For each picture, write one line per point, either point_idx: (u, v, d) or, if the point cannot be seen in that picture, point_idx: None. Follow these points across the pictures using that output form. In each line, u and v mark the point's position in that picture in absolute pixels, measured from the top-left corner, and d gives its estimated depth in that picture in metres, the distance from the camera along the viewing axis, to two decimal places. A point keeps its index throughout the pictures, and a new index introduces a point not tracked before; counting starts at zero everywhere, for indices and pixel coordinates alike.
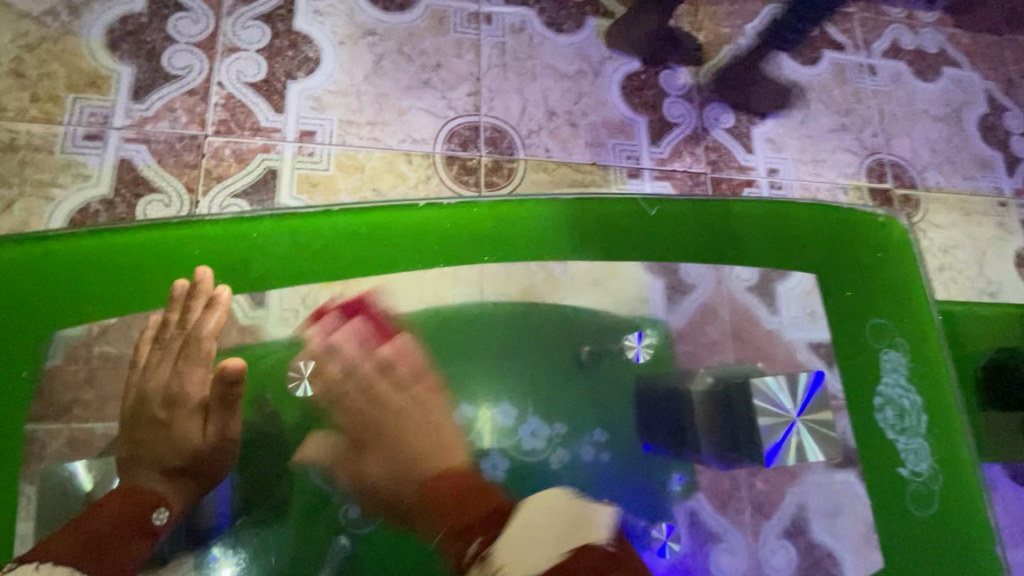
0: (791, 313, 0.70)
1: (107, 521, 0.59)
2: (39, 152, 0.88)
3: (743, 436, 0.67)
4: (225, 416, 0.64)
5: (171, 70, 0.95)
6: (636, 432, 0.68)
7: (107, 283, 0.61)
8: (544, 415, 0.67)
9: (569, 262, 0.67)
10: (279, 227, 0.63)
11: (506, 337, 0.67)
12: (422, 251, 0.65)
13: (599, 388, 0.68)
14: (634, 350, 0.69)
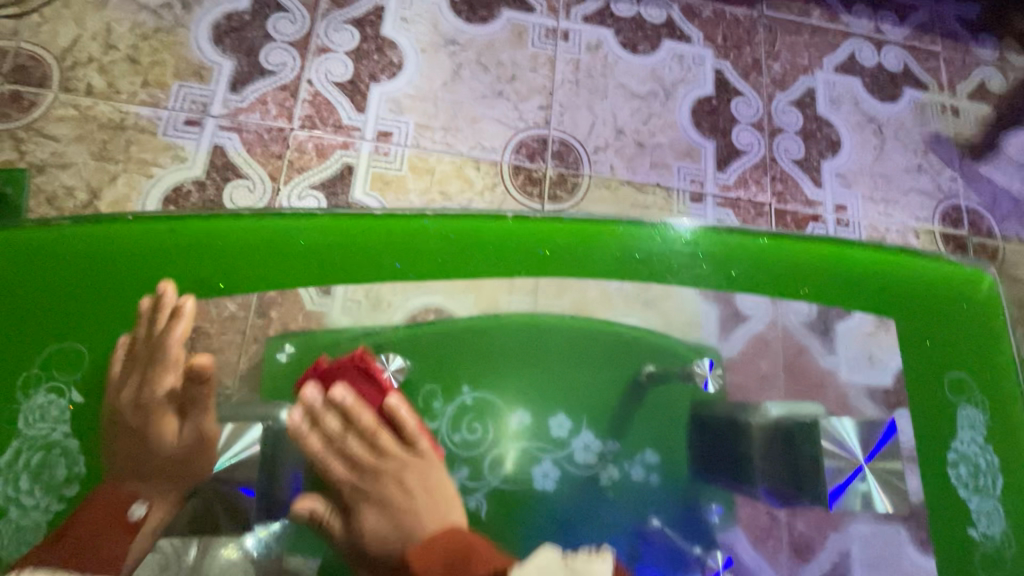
0: (852, 351, 0.68)
1: (86, 530, 0.58)
2: (143, 132, 0.95)
3: (806, 476, 0.64)
4: (198, 415, 0.63)
5: (267, 66, 1.02)
6: (687, 461, 0.65)
7: (205, 265, 0.64)
8: (597, 429, 0.65)
9: (635, 282, 0.68)
10: (374, 225, 0.66)
11: (567, 349, 0.67)
12: (505, 259, 0.66)
13: (655, 411, 0.66)
14: (703, 378, 0.67)
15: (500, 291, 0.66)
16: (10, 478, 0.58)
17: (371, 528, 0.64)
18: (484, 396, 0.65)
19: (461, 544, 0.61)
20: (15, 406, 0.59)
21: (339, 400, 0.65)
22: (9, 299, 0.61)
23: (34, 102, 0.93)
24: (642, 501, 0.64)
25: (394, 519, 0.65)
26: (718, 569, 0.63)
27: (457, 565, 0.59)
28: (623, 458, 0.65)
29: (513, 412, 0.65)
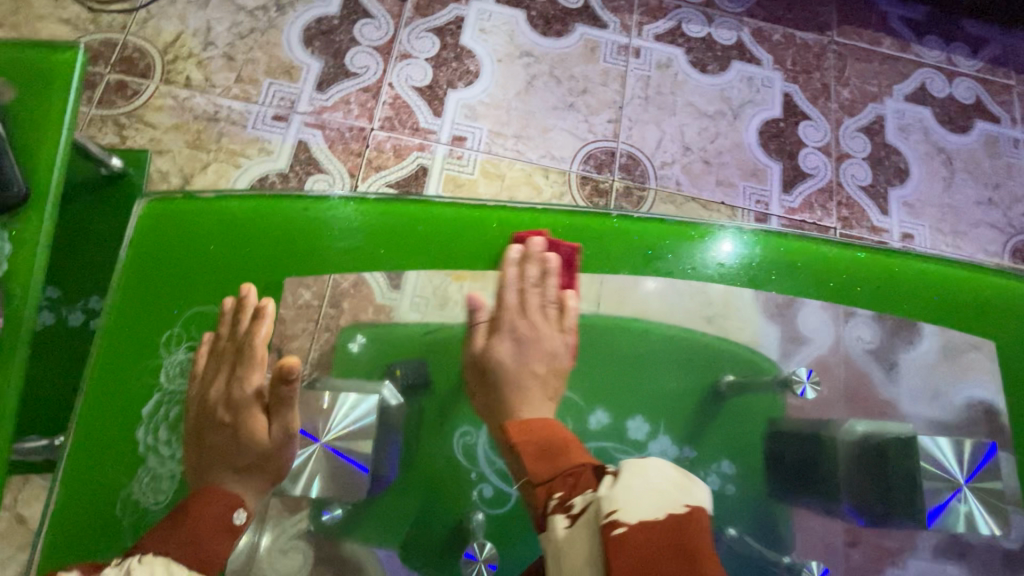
0: (909, 382, 0.67)
1: (193, 525, 0.56)
2: (235, 125, 0.99)
3: (900, 500, 0.63)
4: (280, 413, 0.60)
5: (352, 68, 1.06)
6: (764, 473, 0.64)
7: (314, 244, 0.66)
8: (677, 437, 0.65)
9: (737, 290, 0.67)
10: (488, 213, 0.68)
11: (657, 352, 0.66)
12: (611, 255, 0.68)
13: (740, 422, 0.65)
14: (802, 385, 0.64)
15: (602, 284, 0.68)
16: (151, 426, 0.62)
17: (493, 360, 0.65)
18: (566, 394, 0.66)
19: (559, 440, 0.59)
20: (157, 359, 0.63)
21: (530, 275, 0.67)
22: (150, 263, 0.64)
23: (138, 91, 0.99)
24: (720, 511, 0.63)
25: (519, 355, 0.65)
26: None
27: (548, 452, 0.58)
28: (701, 467, 0.64)
29: (594, 411, 0.65)
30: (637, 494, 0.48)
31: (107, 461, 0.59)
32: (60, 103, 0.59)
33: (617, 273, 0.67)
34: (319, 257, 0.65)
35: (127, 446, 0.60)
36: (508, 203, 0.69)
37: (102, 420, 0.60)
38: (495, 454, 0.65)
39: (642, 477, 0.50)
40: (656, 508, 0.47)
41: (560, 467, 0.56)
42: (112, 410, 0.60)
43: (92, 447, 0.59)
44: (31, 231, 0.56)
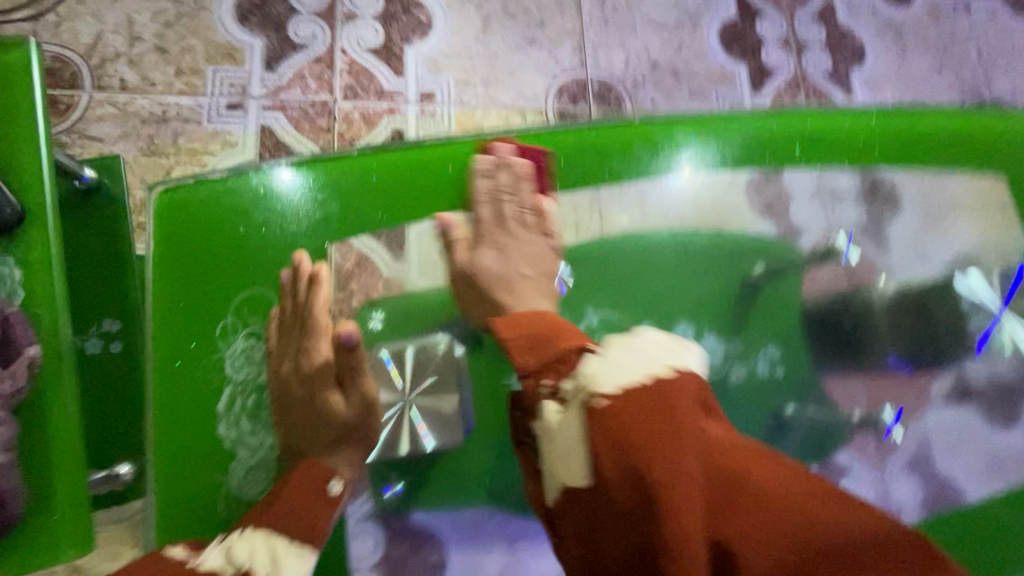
0: (900, 252, 0.68)
1: (292, 497, 0.56)
2: (188, 122, 0.92)
3: (941, 340, 0.66)
4: (356, 381, 0.61)
5: (297, 40, 0.99)
6: (806, 350, 0.67)
7: (331, 209, 0.62)
8: (721, 334, 0.67)
9: (756, 177, 0.67)
10: (507, 145, 0.65)
11: (694, 253, 0.68)
12: (637, 162, 0.67)
13: (780, 305, 0.67)
14: (844, 250, 0.68)
15: (627, 198, 0.66)
16: (231, 420, 0.59)
17: (485, 261, 0.65)
18: (610, 314, 0.66)
19: (555, 327, 0.55)
20: (217, 352, 0.59)
21: (495, 186, 0.66)
22: (181, 251, 0.59)
23: (71, 104, 0.90)
24: (773, 395, 0.65)
25: (505, 262, 0.66)
26: (889, 423, 0.66)
27: (538, 340, 0.54)
28: (749, 356, 0.66)
29: (640, 324, 0.66)
30: (616, 363, 0.47)
31: (191, 465, 0.56)
32: (27, 111, 0.56)
33: (642, 182, 0.67)
34: (337, 226, 0.62)
35: (212, 446, 0.57)
36: (518, 130, 0.67)
37: (176, 426, 0.56)
38: None
39: (625, 351, 0.49)
40: (632, 372, 0.46)
41: (553, 352, 0.52)
42: (182, 412, 0.57)
43: (171, 458, 0.56)
44: (35, 251, 0.55)
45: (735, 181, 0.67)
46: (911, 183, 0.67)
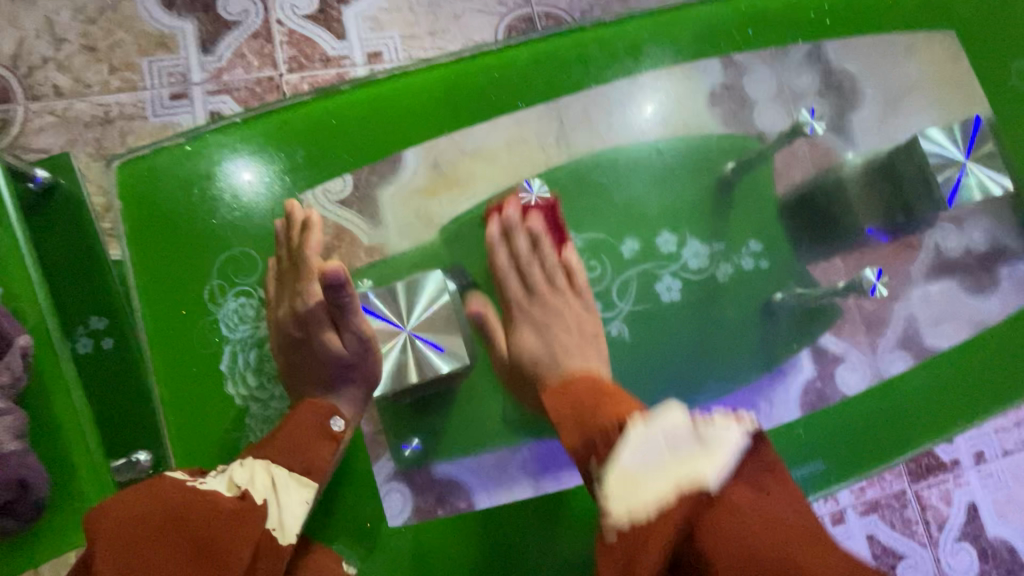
0: (874, 138, 0.69)
1: (292, 433, 0.53)
2: (133, 120, 0.90)
3: (915, 196, 0.64)
4: (350, 320, 0.56)
5: (229, 17, 0.95)
6: (786, 239, 0.68)
7: (302, 155, 0.62)
8: (703, 236, 0.68)
9: (712, 68, 0.69)
10: (465, 67, 0.65)
11: (665, 156, 0.68)
12: (596, 67, 0.67)
13: (755, 199, 0.68)
14: (809, 125, 0.68)
15: (592, 104, 0.67)
16: (237, 378, 0.59)
17: (524, 344, 0.62)
18: (594, 235, 0.66)
19: (599, 393, 0.54)
20: (212, 314, 0.59)
21: (520, 249, 0.65)
22: (161, 219, 0.59)
23: (9, 119, 0.87)
24: (760, 287, 0.67)
25: (549, 341, 0.62)
26: (873, 281, 0.63)
27: (584, 405, 0.53)
28: (733, 253, 0.67)
29: (626, 239, 0.67)
30: (634, 478, 0.44)
31: (203, 425, 0.57)
32: None
33: (603, 86, 0.67)
34: (310, 172, 0.62)
35: (224, 405, 0.58)
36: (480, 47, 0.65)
37: (186, 389, 0.57)
38: None
39: (650, 442, 0.46)
40: (654, 475, 0.44)
41: (595, 429, 0.50)
42: (189, 374, 0.58)
43: (187, 422, 0.57)
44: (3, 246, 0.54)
45: (693, 69, 0.68)
46: (868, 75, 0.70)
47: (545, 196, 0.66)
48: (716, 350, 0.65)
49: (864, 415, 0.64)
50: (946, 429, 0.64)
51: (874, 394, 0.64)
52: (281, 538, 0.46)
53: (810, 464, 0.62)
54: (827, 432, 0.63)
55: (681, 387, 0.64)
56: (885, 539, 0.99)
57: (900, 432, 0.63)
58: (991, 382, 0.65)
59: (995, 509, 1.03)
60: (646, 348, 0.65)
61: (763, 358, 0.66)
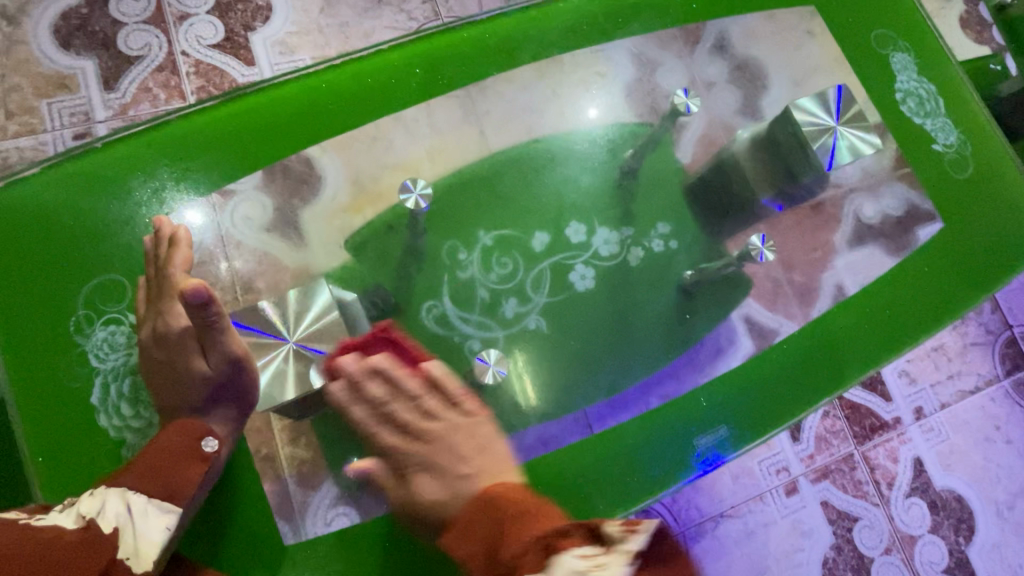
0: (773, 110, 0.71)
1: (157, 456, 0.50)
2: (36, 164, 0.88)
3: (795, 163, 0.63)
4: (219, 339, 0.54)
5: (130, 52, 0.93)
6: (693, 218, 0.70)
7: (176, 170, 0.61)
8: (611, 224, 0.69)
9: (594, 57, 0.70)
10: (341, 72, 0.65)
11: (555, 145, 0.69)
12: (477, 63, 0.67)
13: (655, 182, 0.70)
14: (685, 104, 0.69)
15: (503, 111, 0.68)
16: (110, 409, 0.57)
17: (426, 495, 0.52)
18: (503, 232, 0.67)
19: (521, 507, 0.46)
20: (79, 345, 0.57)
21: (378, 395, 0.55)
22: (22, 248, 0.57)
23: None
24: (671, 266, 0.68)
25: (449, 482, 0.51)
26: (760, 248, 0.67)
27: (499, 536, 0.45)
28: (642, 236, 0.69)
29: (536, 233, 0.67)
30: None
31: (74, 462, 0.54)
32: None
33: (503, 88, 0.68)
34: (188, 187, 0.61)
35: (98, 437, 0.55)
36: (355, 53, 0.65)
37: (55, 423, 0.55)
38: (465, 311, 0.64)
39: None
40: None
41: (506, 554, 0.42)
42: (58, 407, 0.55)
43: (60, 457, 0.54)
44: None
45: (582, 60, 0.70)
46: (764, 55, 0.73)
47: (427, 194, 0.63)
48: (636, 335, 0.66)
49: (763, 377, 0.64)
50: (839, 381, 0.64)
51: (769, 355, 0.64)
52: (136, 566, 0.46)
53: (714, 428, 0.62)
54: (727, 399, 0.63)
55: (595, 371, 0.64)
56: (838, 503, 1.00)
57: (794, 389, 0.63)
58: (881, 330, 0.65)
59: (939, 460, 1.07)
60: (567, 339, 0.65)
61: (682, 335, 0.66)
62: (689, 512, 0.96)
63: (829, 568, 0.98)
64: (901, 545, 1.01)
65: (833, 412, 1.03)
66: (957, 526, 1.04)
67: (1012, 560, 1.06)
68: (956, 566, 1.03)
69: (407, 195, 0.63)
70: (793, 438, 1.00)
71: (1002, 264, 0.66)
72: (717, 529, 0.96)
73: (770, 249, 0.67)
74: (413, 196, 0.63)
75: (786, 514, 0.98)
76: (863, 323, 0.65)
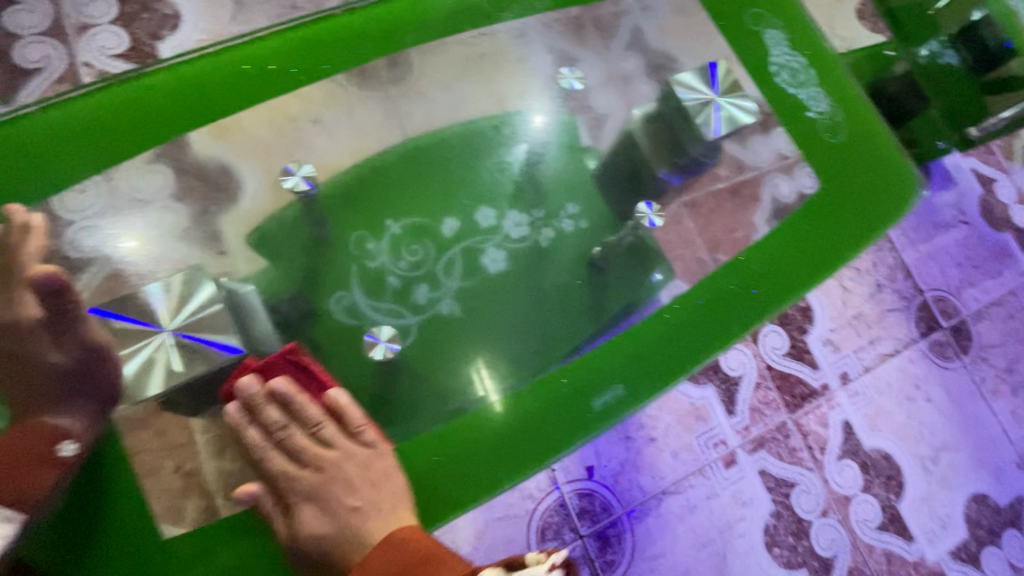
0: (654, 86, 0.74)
1: (12, 459, 0.51)
2: None
3: (683, 135, 0.71)
4: (74, 330, 0.54)
5: (28, 65, 0.90)
6: (601, 197, 0.72)
7: (35, 167, 0.57)
8: (520, 206, 0.70)
9: (482, 37, 0.70)
10: (213, 62, 0.61)
11: (453, 131, 0.70)
12: (359, 48, 0.65)
13: (560, 167, 0.72)
14: (567, 81, 0.73)
15: (425, 110, 0.70)
16: None
17: (311, 526, 0.56)
18: (413, 220, 0.67)
19: (421, 557, 0.53)
20: None
21: (311, 416, 0.59)
22: None
23: None
24: (582, 245, 0.70)
25: (338, 514, 0.58)
26: (648, 214, 0.70)
27: (423, 570, 0.52)
28: (552, 217, 0.70)
29: (444, 220, 0.68)
30: None
31: None
32: None
33: (410, 83, 0.69)
34: (50, 183, 0.58)
35: None
36: (230, 41, 0.62)
37: None
38: (375, 299, 0.64)
39: None
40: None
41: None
42: None
43: None
44: None
45: (469, 42, 0.70)
46: (655, 38, 0.76)
47: (312, 176, 0.65)
48: (555, 314, 0.67)
49: (652, 343, 0.62)
50: (726, 339, 0.62)
51: (656, 319, 0.63)
52: None
53: (602, 395, 0.59)
54: (615, 366, 0.60)
55: (504, 349, 0.64)
56: (775, 471, 1.03)
57: (682, 349, 0.61)
58: (769, 285, 0.64)
59: (866, 421, 1.12)
60: (477, 322, 0.66)
61: (593, 311, 0.67)
62: (633, 490, 0.96)
63: (771, 535, 1.00)
64: (837, 506, 1.05)
65: (764, 383, 1.07)
66: (887, 482, 1.09)
67: (940, 511, 1.11)
68: (889, 521, 1.08)
69: (288, 177, 0.64)
70: (728, 411, 1.03)
71: (882, 213, 0.66)
72: (661, 507, 0.96)
73: (658, 217, 0.70)
74: (295, 178, 0.64)
75: (726, 485, 1.00)
76: (751, 280, 0.64)
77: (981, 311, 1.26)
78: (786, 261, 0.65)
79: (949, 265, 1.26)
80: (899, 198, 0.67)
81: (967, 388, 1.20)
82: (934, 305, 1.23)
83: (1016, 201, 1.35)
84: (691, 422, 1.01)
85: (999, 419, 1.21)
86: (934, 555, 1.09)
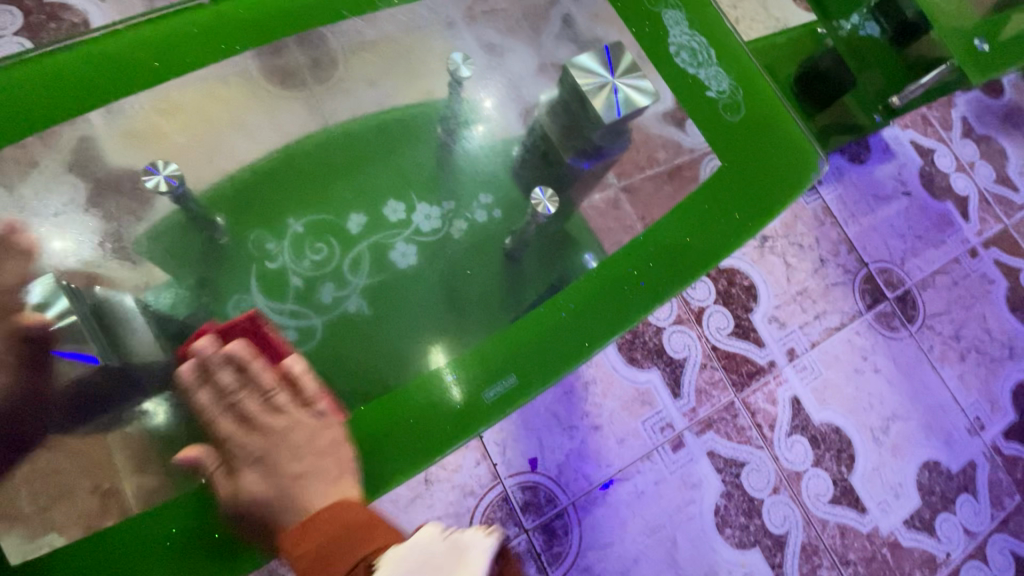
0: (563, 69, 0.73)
1: None
2: None
3: (583, 119, 0.66)
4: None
5: None
6: (513, 185, 0.71)
7: None
8: (429, 198, 0.69)
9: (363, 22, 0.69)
10: (67, 54, 0.58)
11: (349, 122, 0.69)
12: (226, 39, 0.63)
13: (468, 157, 0.71)
14: (458, 69, 0.71)
15: (327, 97, 0.69)
16: None
17: (252, 488, 0.51)
18: (313, 218, 0.66)
19: (350, 527, 0.48)
20: None
21: (226, 383, 0.55)
22: None
23: None
24: (493, 234, 0.69)
25: (277, 476, 0.52)
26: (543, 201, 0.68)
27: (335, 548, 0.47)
28: (464, 208, 0.69)
29: (350, 215, 0.66)
30: None
31: None
32: None
33: (299, 75, 0.67)
34: None
35: None
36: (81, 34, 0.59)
37: None
38: (277, 302, 0.63)
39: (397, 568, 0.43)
40: None
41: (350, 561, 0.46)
42: None
43: None
44: None
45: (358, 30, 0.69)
46: (562, 23, 0.75)
47: (176, 173, 0.62)
48: (460, 305, 0.65)
49: (557, 326, 0.61)
50: (628, 321, 0.62)
51: (562, 300, 0.62)
52: None
53: (499, 382, 0.58)
54: (519, 354, 0.60)
55: (404, 345, 0.62)
56: (724, 451, 1.03)
57: (584, 331, 0.61)
58: (671, 264, 0.64)
59: (815, 396, 1.12)
60: (382, 318, 0.64)
61: (505, 300, 0.65)
62: (578, 481, 0.95)
63: (723, 516, 1.00)
64: (789, 483, 1.05)
65: (710, 363, 1.07)
66: (838, 456, 1.10)
67: (892, 481, 1.12)
68: (841, 494, 1.08)
69: (152, 177, 0.61)
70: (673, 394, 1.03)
71: (781, 193, 0.67)
72: (609, 494, 0.96)
73: (552, 203, 0.68)
74: (158, 177, 0.61)
75: (674, 469, 1.00)
76: (660, 258, 0.64)
77: (926, 280, 1.27)
78: (695, 237, 0.65)
79: (893, 237, 1.28)
80: (793, 182, 0.67)
81: (914, 358, 1.22)
82: (878, 277, 1.24)
83: (955, 169, 1.37)
84: (637, 407, 1.01)
85: (947, 385, 1.22)
86: (888, 526, 1.10)
